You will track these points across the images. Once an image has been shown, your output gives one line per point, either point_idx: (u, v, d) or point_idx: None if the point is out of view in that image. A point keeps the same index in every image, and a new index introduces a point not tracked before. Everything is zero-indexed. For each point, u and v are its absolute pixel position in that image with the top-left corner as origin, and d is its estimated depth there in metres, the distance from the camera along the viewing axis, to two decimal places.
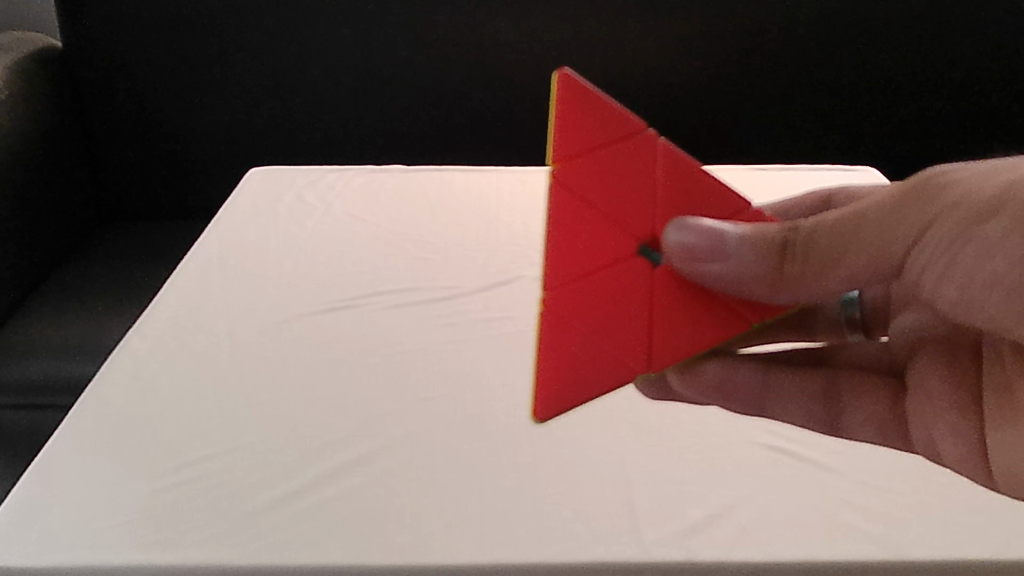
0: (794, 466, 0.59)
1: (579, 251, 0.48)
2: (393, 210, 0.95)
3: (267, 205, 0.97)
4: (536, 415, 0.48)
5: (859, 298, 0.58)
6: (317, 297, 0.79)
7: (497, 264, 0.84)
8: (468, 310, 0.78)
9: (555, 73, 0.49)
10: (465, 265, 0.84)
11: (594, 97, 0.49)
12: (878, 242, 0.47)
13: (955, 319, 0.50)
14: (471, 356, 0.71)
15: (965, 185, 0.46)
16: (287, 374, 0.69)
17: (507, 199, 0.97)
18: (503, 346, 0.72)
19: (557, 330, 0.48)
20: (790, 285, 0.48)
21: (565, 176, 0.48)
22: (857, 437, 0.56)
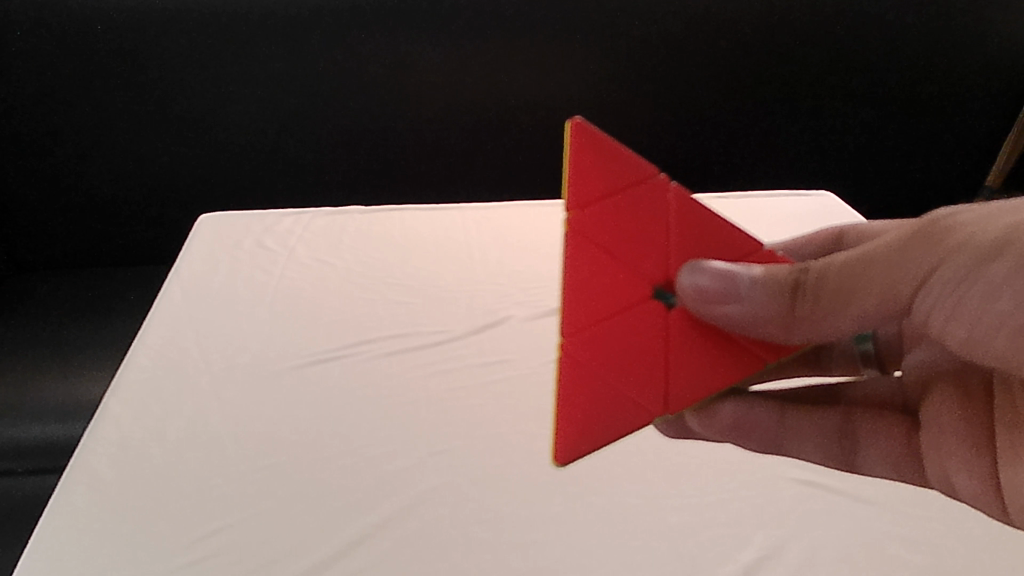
0: (826, 498, 0.68)
1: (595, 296, 0.49)
2: (351, 258, 1.03)
3: (226, 252, 1.05)
4: (555, 459, 0.49)
5: (874, 337, 0.67)
6: (299, 348, 0.86)
7: (483, 307, 0.93)
8: (466, 355, 0.86)
9: (567, 120, 0.48)
10: (447, 311, 0.93)
11: (606, 141, 0.48)
12: (888, 285, 0.48)
13: (971, 354, 0.51)
14: (476, 402, 0.78)
15: (971, 228, 0.47)
16: (294, 414, 0.78)
17: (484, 241, 1.06)
18: (488, 394, 0.80)
19: (576, 375, 0.49)
20: (801, 325, 0.49)
21: (580, 222, 0.49)
22: (874, 472, 0.63)
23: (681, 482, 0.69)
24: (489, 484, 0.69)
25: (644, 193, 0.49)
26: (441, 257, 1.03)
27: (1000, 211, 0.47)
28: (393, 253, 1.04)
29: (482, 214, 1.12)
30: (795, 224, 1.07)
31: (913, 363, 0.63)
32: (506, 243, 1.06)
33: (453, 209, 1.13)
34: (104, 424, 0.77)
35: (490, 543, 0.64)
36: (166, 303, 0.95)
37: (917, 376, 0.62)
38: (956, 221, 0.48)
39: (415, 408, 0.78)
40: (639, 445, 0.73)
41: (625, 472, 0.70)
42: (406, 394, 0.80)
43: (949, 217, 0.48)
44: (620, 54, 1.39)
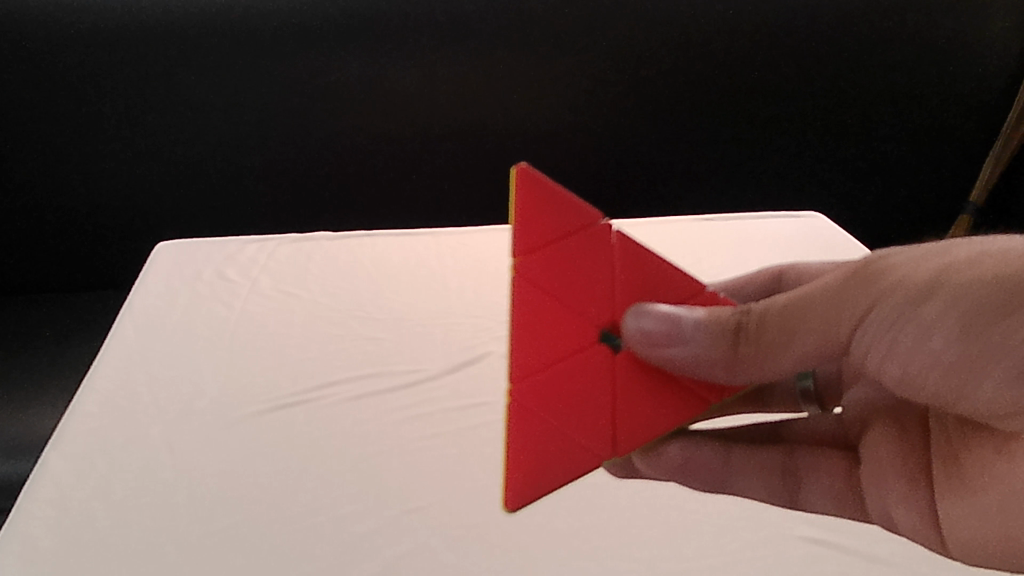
0: (836, 559, 0.68)
1: (539, 344, 0.50)
2: (316, 288, 1.03)
3: (185, 283, 1.05)
4: (507, 505, 0.48)
5: (812, 373, 0.69)
6: (264, 390, 0.86)
7: (458, 344, 0.93)
8: (439, 396, 0.86)
9: (512, 166, 0.49)
10: (421, 348, 0.93)
11: (550, 186, 0.50)
12: (824, 327, 0.50)
13: (909, 391, 0.52)
14: (451, 451, 0.78)
15: (901, 269, 0.49)
16: (252, 468, 0.77)
17: (456, 269, 1.07)
18: (456, 439, 0.80)
19: (525, 422, 0.49)
20: (744, 367, 0.50)
21: (527, 268, 0.50)
22: (814, 508, 0.64)
23: (644, 528, 0.71)
24: (460, 545, 0.69)
25: (587, 237, 0.50)
26: (413, 288, 1.03)
27: (926, 253, 0.49)
28: (360, 283, 1.04)
29: (454, 240, 1.13)
30: (759, 247, 1.09)
31: (852, 401, 0.65)
32: (478, 271, 1.06)
33: (425, 236, 1.14)
34: (42, 483, 0.76)
35: None
36: (118, 340, 0.95)
37: (857, 413, 0.64)
38: (885, 263, 0.49)
39: (383, 455, 0.78)
40: (604, 489, 0.74)
41: (588, 522, 0.71)
42: (370, 441, 0.80)
43: (880, 259, 0.50)
44: (584, 92, 1.40)
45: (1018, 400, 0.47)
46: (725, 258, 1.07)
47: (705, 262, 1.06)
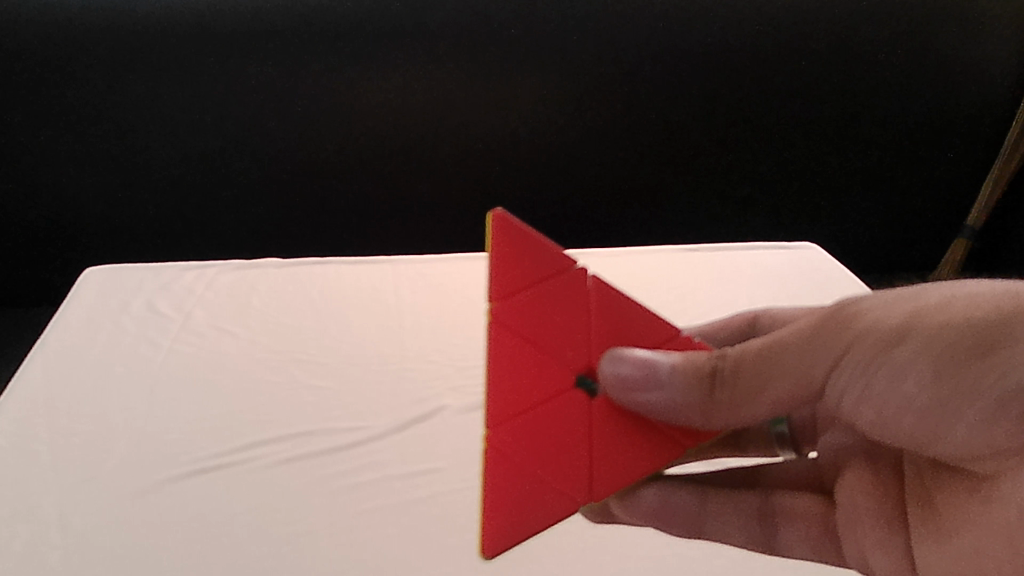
0: None
1: (517, 387, 0.50)
2: (258, 325, 1.02)
3: (111, 316, 1.03)
4: (484, 552, 0.47)
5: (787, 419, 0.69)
6: (184, 454, 0.82)
7: (409, 397, 0.90)
8: (380, 458, 0.82)
9: (488, 213, 0.50)
10: (363, 397, 0.90)
11: (525, 234, 0.50)
12: (801, 371, 0.50)
13: (883, 434, 0.53)
14: (389, 526, 0.75)
15: (873, 315, 0.49)
16: (161, 543, 0.73)
17: (409, 305, 1.06)
18: (394, 491, 0.79)
19: (502, 468, 0.48)
20: (720, 411, 0.50)
21: (503, 313, 0.50)
22: (791, 554, 0.64)
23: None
24: None
25: (561, 282, 0.51)
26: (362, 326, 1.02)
27: (899, 300, 0.49)
28: (307, 319, 1.03)
29: (408, 274, 1.12)
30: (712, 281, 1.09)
31: (829, 447, 0.65)
32: (429, 308, 1.05)
33: (378, 270, 1.13)
34: None
35: None
36: (25, 385, 0.92)
37: (836, 459, 0.65)
38: (859, 309, 0.50)
39: (317, 511, 0.77)
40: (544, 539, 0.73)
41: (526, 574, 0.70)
42: (306, 493, 0.78)
43: (854, 306, 0.50)
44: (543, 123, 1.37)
45: (990, 444, 0.47)
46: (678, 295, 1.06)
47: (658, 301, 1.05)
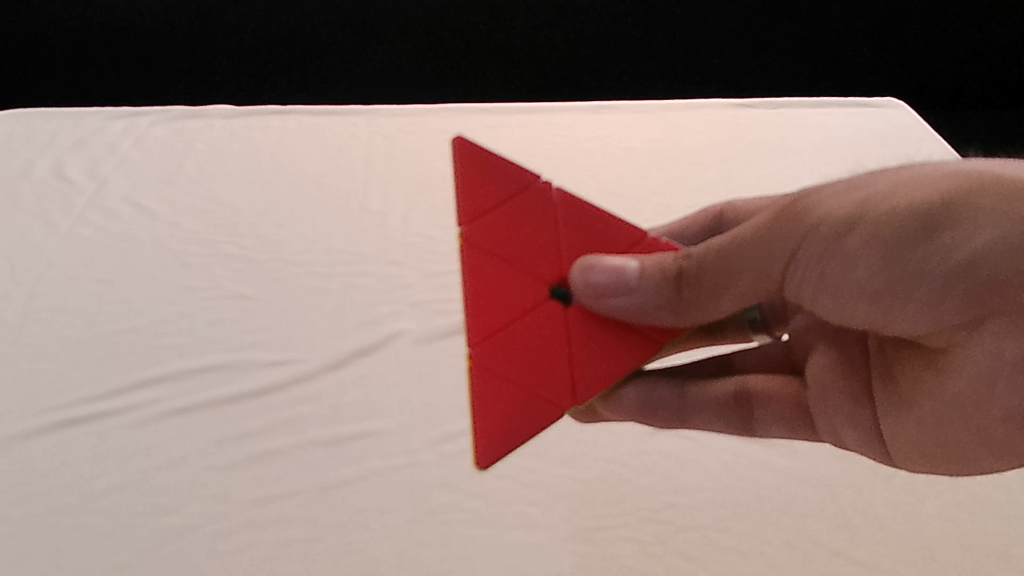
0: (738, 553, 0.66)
1: (496, 302, 0.47)
2: (183, 202, 1.03)
3: (14, 180, 1.04)
4: (480, 464, 0.45)
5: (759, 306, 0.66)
6: (77, 392, 0.78)
7: (360, 311, 0.88)
8: (309, 386, 0.79)
9: (452, 140, 0.49)
10: (292, 313, 0.87)
11: (490, 156, 0.49)
12: (763, 268, 0.47)
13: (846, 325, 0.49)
14: (304, 458, 0.72)
15: (825, 203, 0.45)
16: (45, 487, 0.70)
17: (373, 172, 1.08)
18: (313, 416, 0.76)
19: (486, 382, 0.46)
20: (691, 307, 0.48)
21: (474, 234, 0.48)
22: (771, 434, 0.64)
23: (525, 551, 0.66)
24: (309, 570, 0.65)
25: (529, 201, 0.48)
26: (321, 225, 1.00)
27: (861, 184, 0.45)
28: (241, 209, 1.02)
29: (384, 157, 1.11)
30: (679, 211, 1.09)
31: (798, 327, 0.65)
32: (392, 206, 1.03)
33: (350, 158, 1.11)
34: None
35: None
36: None
37: (802, 339, 0.64)
38: (814, 198, 0.46)
39: (220, 451, 0.73)
40: (483, 486, 0.70)
41: (452, 530, 0.67)
42: (213, 426, 0.75)
43: (811, 195, 0.46)
44: None
45: (946, 327, 0.42)
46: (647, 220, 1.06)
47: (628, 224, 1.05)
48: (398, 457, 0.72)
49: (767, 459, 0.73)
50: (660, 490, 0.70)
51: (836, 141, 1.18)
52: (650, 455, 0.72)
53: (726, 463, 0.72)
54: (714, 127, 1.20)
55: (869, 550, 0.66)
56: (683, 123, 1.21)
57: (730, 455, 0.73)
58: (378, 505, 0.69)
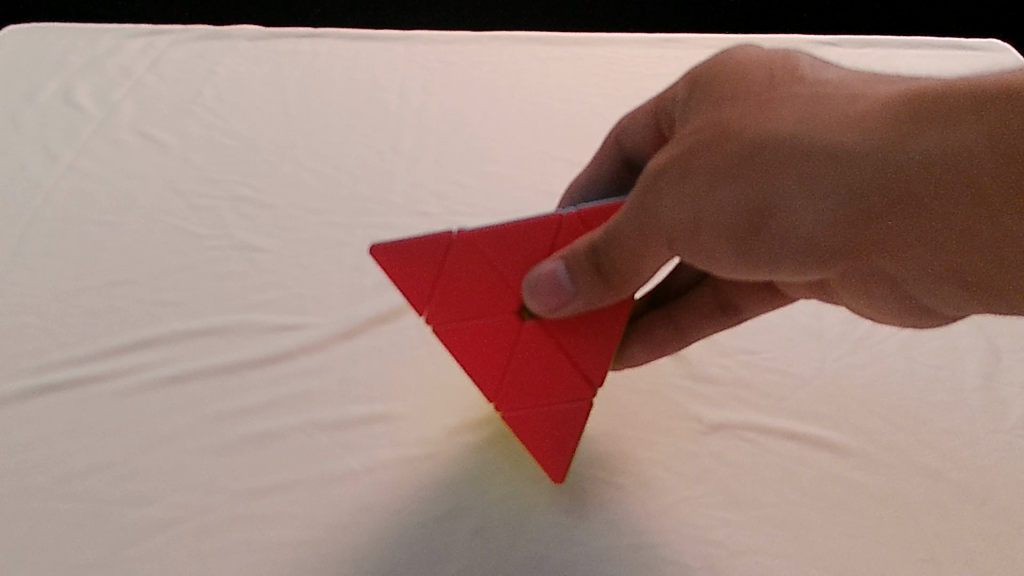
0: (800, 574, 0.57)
1: (485, 352, 0.61)
2: (197, 134, 0.93)
3: (19, 101, 0.96)
4: (556, 481, 0.61)
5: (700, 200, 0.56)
6: (64, 349, 0.70)
7: (382, 268, 0.79)
8: (319, 357, 0.71)
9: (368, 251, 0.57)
10: (306, 266, 0.79)
11: (404, 243, 0.57)
12: (662, 241, 0.53)
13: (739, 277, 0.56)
14: (307, 441, 0.64)
15: (671, 194, 0.52)
16: (18, 459, 0.62)
17: (408, 105, 0.98)
18: (319, 395, 0.68)
19: (519, 417, 0.62)
20: (616, 283, 0.56)
21: (434, 310, 0.59)
22: (762, 310, 0.68)
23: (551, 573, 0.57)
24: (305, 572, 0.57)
25: (456, 254, 0.57)
26: (347, 166, 0.90)
27: (687, 162, 0.52)
28: (260, 145, 0.92)
29: (421, 89, 1.01)
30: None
31: None
32: (427, 146, 0.93)
33: (383, 88, 1.01)
34: None
35: None
36: None
37: None
38: (658, 186, 0.52)
39: (214, 426, 0.65)
40: (508, 492, 0.61)
41: (466, 543, 0.58)
42: (207, 398, 0.67)
43: (651, 182, 0.53)
44: None
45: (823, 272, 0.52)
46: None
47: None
48: (413, 451, 0.64)
49: (838, 473, 0.62)
50: (711, 504, 0.60)
51: None
52: (699, 460, 0.63)
53: (787, 475, 0.62)
54: None
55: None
56: None
57: (794, 464, 0.63)
58: (383, 503, 0.60)
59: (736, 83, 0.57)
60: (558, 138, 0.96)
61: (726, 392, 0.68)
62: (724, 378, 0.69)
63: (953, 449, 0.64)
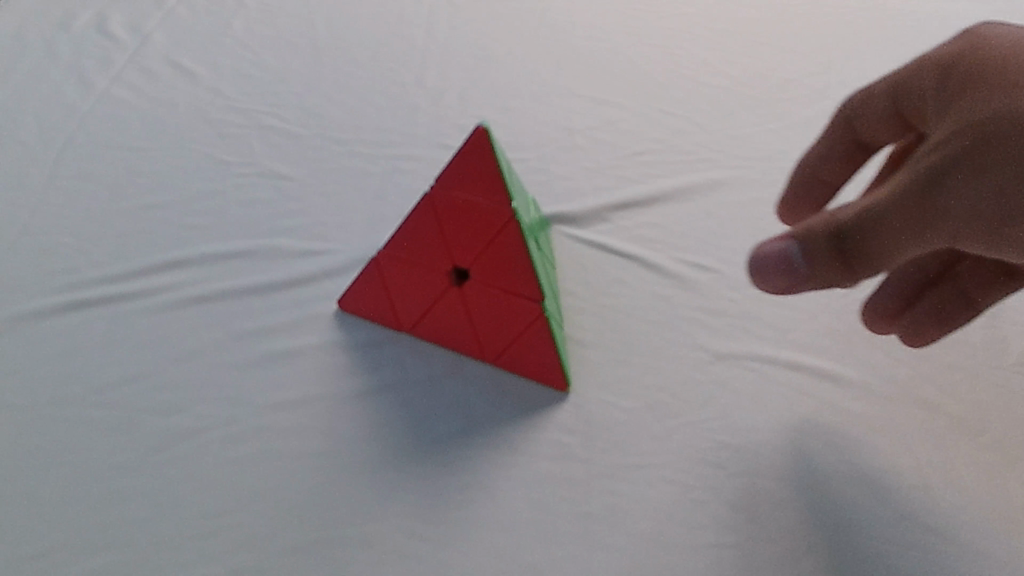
0: (795, 490, 0.60)
1: (454, 333, 0.67)
2: (226, 66, 0.95)
3: (55, 31, 0.98)
4: (563, 391, 0.65)
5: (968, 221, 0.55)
6: (102, 268, 0.73)
7: (404, 194, 0.81)
8: (341, 278, 0.73)
9: (341, 309, 0.71)
10: (332, 193, 0.81)
11: (354, 291, 0.69)
12: (945, 231, 0.46)
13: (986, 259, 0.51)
14: (329, 357, 0.67)
15: (964, 193, 0.45)
16: (57, 369, 0.66)
17: (433, 40, 1.00)
18: (339, 317, 0.70)
19: (508, 361, 0.66)
20: (866, 269, 0.49)
21: (410, 326, 0.69)
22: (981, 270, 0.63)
23: (554, 484, 0.60)
24: (325, 476, 0.60)
25: (385, 272, 0.67)
26: (372, 99, 0.92)
27: (997, 147, 0.45)
28: (288, 76, 0.94)
29: (446, 26, 1.02)
30: (767, 104, 0.92)
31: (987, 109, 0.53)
32: (450, 80, 0.94)
33: (409, 24, 1.02)
34: None
35: (332, 563, 0.56)
36: None
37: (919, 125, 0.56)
38: (950, 174, 0.45)
39: (240, 342, 0.68)
40: (517, 410, 0.64)
41: (475, 458, 0.61)
42: (232, 316, 0.70)
43: (935, 171, 0.45)
44: None
45: None
46: (731, 112, 0.91)
47: (705, 122, 0.90)
48: (427, 370, 0.66)
49: (839, 401, 0.65)
50: (713, 429, 0.63)
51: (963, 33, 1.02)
52: (703, 387, 0.65)
53: (789, 404, 0.64)
54: (819, 13, 1.06)
55: (942, 495, 0.59)
56: (785, 7, 1.06)
57: (796, 393, 0.65)
58: (400, 415, 0.64)
59: (978, 52, 0.50)
60: (579, 72, 0.96)
61: (733, 325, 0.70)
62: (733, 310, 0.71)
63: (954, 384, 0.66)
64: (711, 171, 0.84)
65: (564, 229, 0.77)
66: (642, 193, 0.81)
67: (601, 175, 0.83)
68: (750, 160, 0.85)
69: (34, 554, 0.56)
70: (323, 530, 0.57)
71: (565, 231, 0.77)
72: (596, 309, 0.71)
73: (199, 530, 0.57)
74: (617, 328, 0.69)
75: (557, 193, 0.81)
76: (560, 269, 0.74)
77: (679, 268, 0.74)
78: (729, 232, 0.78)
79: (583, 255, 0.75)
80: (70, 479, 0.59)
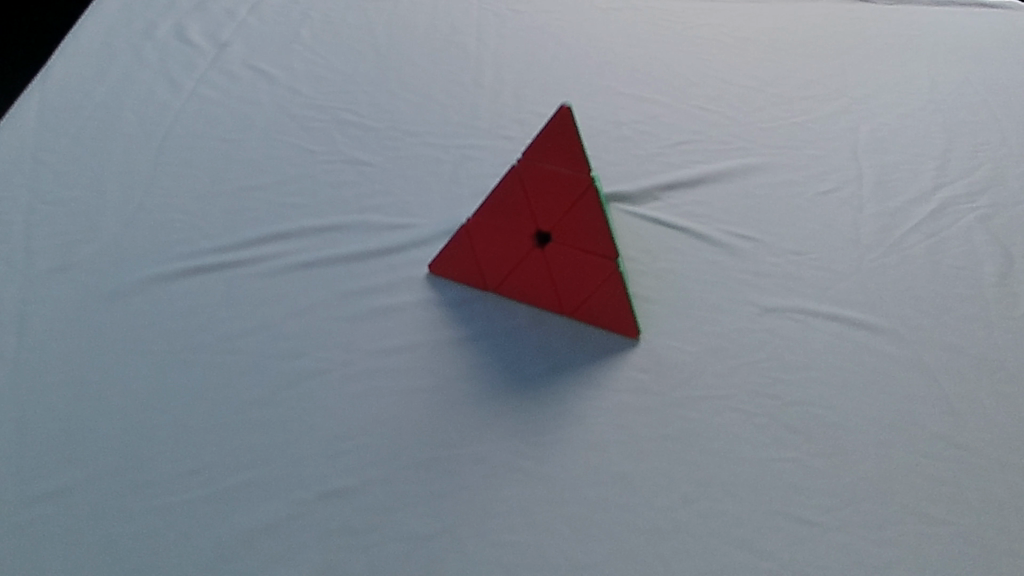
0: (842, 415, 0.69)
1: (535, 290, 0.76)
2: (300, 69, 1.05)
3: (139, 39, 1.08)
4: (634, 338, 0.74)
5: None
6: (215, 240, 0.82)
7: (474, 178, 0.91)
8: (428, 247, 0.82)
9: (432, 272, 0.80)
10: (410, 177, 0.90)
11: (445, 255, 0.78)
12: None
13: None
14: (425, 312, 0.76)
15: None
16: (188, 323, 0.74)
17: (484, 47, 1.10)
18: (429, 279, 0.80)
19: (584, 313, 0.75)
20: None
21: (494, 284, 0.78)
22: None
23: (634, 412, 0.69)
24: (435, 405, 0.69)
25: (473, 238, 0.76)
26: (436, 97, 1.01)
27: None
28: (357, 78, 1.04)
29: (495, 35, 1.12)
30: (791, 102, 1.02)
31: None
32: (504, 81, 1.04)
33: (461, 33, 1.12)
34: None
35: (450, 473, 0.64)
36: (39, 112, 0.95)
37: None
38: None
39: (347, 300, 0.77)
40: (596, 354, 0.73)
41: (563, 391, 0.70)
42: (337, 279, 0.79)
43: None
44: None
45: None
46: (760, 108, 1.01)
47: (738, 117, 1.00)
48: (513, 322, 0.76)
49: (874, 345, 0.74)
50: (768, 367, 0.72)
51: (961, 41, 1.13)
52: (756, 334, 0.75)
53: (832, 347, 0.74)
54: (831, 22, 1.16)
55: (967, 417, 0.69)
56: (800, 20, 1.17)
57: (837, 339, 0.75)
58: (493, 357, 0.73)
59: None
60: (620, 75, 1.06)
61: (777, 284, 0.79)
62: (777, 272, 0.81)
63: (972, 331, 0.76)
64: (746, 158, 0.94)
65: (622, 206, 0.87)
66: (686, 175, 0.91)
67: (648, 161, 0.93)
68: (780, 149, 0.95)
69: (192, 470, 0.64)
70: (439, 449, 0.66)
71: (623, 207, 0.87)
72: (657, 272, 0.80)
73: (330, 450, 0.66)
74: (676, 287, 0.79)
75: (611, 177, 0.91)
76: (622, 239, 0.83)
77: (726, 238, 0.84)
78: (767, 208, 0.88)
79: (641, 228, 0.84)
80: (214, 411, 0.68)
